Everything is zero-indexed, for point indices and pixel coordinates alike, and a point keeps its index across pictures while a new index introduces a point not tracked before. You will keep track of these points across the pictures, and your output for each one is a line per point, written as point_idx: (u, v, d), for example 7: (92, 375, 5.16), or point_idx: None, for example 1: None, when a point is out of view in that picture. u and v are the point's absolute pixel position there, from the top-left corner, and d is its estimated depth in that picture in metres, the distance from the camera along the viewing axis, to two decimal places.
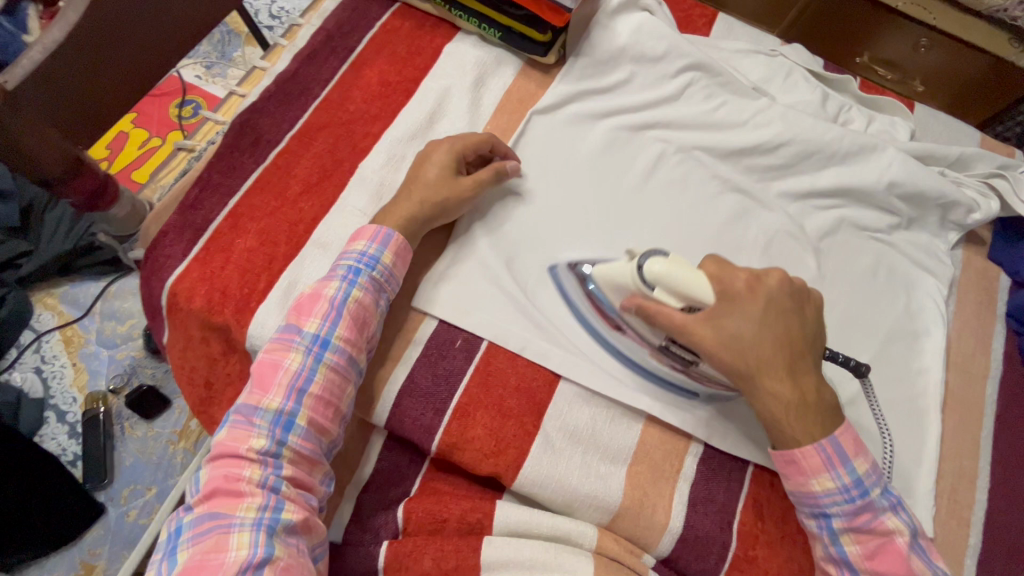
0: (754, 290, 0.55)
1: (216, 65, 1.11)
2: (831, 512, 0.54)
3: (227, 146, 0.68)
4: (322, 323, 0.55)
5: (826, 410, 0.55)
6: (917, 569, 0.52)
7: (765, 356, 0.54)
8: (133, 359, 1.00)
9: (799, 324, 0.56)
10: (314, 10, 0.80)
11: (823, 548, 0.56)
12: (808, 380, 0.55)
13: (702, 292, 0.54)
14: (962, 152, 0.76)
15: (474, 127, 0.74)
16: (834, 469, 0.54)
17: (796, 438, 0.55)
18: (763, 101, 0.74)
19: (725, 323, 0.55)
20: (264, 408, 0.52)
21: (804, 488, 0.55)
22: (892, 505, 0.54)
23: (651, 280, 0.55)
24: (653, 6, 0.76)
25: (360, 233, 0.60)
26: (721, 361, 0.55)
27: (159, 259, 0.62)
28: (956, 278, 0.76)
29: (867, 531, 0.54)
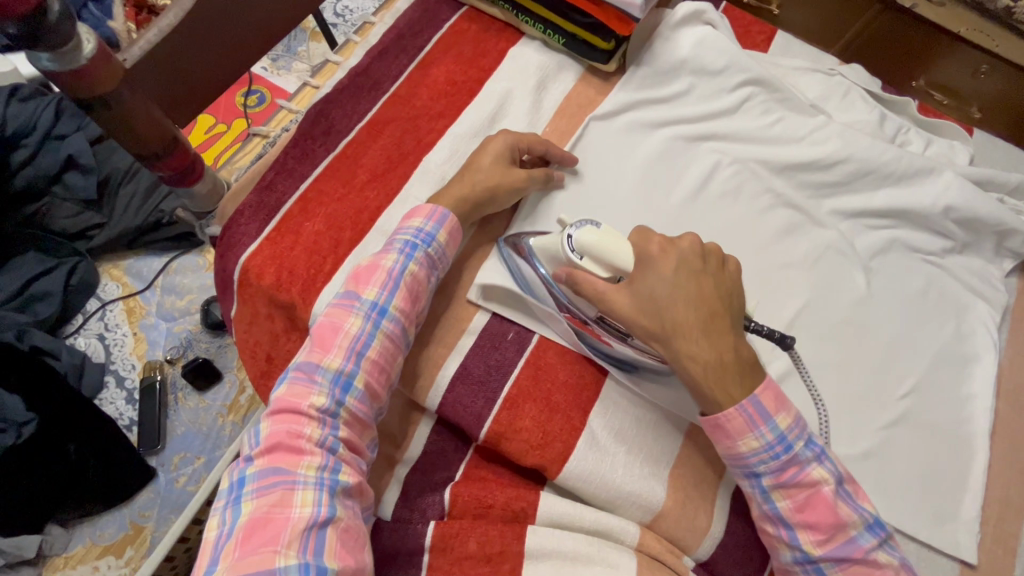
0: (666, 254, 0.57)
1: (281, 58, 1.15)
2: (761, 472, 0.54)
3: (300, 134, 0.71)
4: (380, 292, 0.57)
5: (745, 367, 0.55)
6: (845, 514, 0.53)
7: (680, 320, 0.55)
8: (189, 332, 1.04)
9: (711, 287, 0.57)
10: (386, 10, 0.84)
11: (760, 506, 0.56)
12: (724, 339, 0.55)
13: (626, 260, 0.57)
14: (1022, 180, 0.76)
15: (534, 128, 0.76)
16: (757, 428, 0.54)
17: (716, 398, 0.54)
18: (821, 119, 0.74)
19: (640, 284, 0.56)
20: (325, 366, 0.54)
21: (733, 452, 0.55)
22: (816, 455, 0.54)
23: (579, 249, 0.57)
24: (716, 21, 0.78)
25: (416, 211, 0.62)
26: (639, 325, 0.56)
27: (234, 236, 0.65)
28: (1009, 306, 0.75)
29: (794, 484, 0.54)
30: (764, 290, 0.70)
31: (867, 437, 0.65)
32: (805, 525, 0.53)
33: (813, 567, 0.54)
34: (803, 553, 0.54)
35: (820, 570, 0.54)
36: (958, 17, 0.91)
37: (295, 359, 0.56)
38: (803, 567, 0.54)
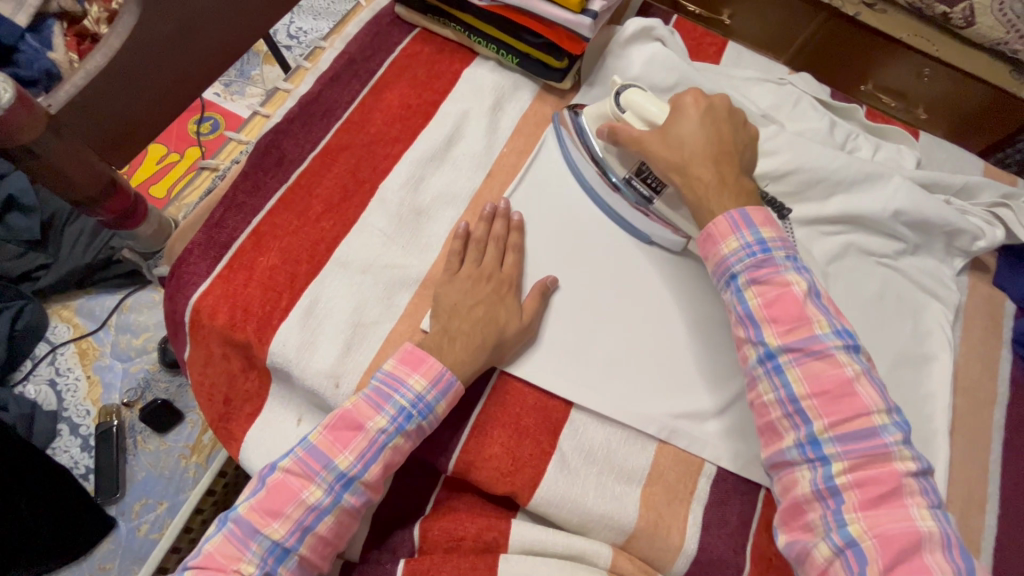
0: (698, 103, 0.64)
1: (234, 83, 1.13)
2: (737, 271, 0.57)
3: (250, 166, 0.69)
4: (354, 462, 0.54)
5: (745, 193, 0.60)
6: (812, 313, 0.54)
7: (695, 150, 0.61)
8: (147, 372, 1.00)
9: (731, 132, 0.63)
10: (337, 34, 0.82)
11: (735, 311, 0.58)
12: (730, 170, 0.61)
13: (659, 112, 0.64)
14: (966, 180, 0.78)
15: (490, 149, 0.75)
16: (739, 231, 0.57)
17: (712, 212, 0.59)
18: (772, 129, 0.76)
19: (671, 128, 0.63)
20: (265, 534, 0.52)
21: (714, 253, 0.58)
22: (794, 264, 0.56)
23: (625, 103, 0.66)
24: (666, 36, 0.78)
25: (421, 367, 0.57)
26: (662, 159, 0.63)
27: (183, 276, 0.63)
28: (962, 304, 0.76)
29: (767, 282, 0.56)
30: None
31: None
32: (770, 319, 0.55)
33: (773, 364, 0.54)
34: (765, 348, 0.54)
35: (779, 367, 0.54)
36: (899, 24, 0.94)
37: (236, 505, 0.53)
38: (763, 366, 0.55)
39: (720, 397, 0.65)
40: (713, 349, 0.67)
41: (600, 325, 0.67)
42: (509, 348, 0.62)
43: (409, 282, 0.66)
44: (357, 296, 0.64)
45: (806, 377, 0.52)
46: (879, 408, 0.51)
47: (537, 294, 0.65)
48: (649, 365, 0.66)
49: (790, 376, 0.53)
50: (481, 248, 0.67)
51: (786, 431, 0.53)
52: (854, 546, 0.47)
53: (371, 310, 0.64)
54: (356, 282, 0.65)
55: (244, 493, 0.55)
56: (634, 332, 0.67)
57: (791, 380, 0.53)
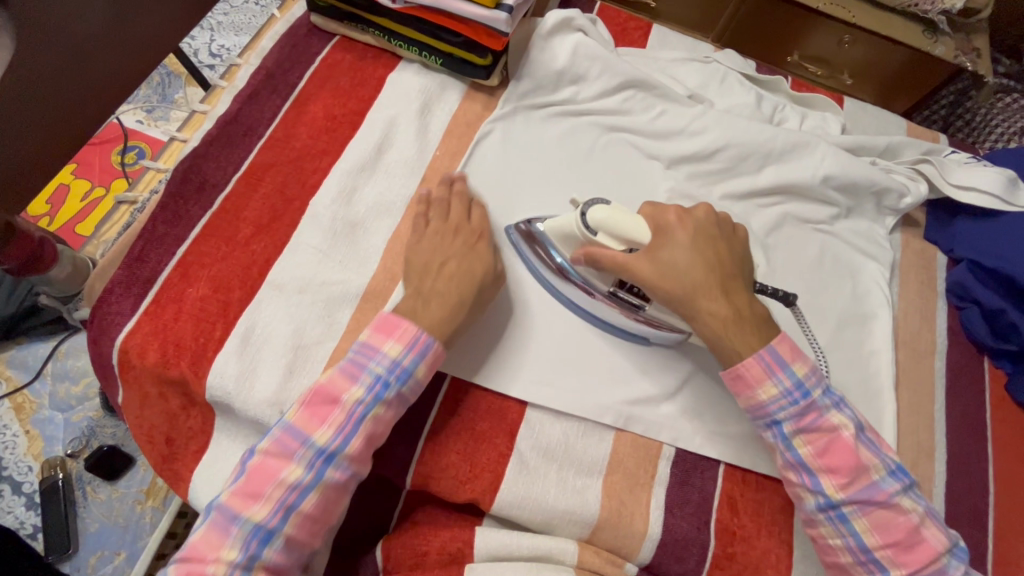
0: (683, 222, 0.60)
1: (157, 108, 1.10)
2: (780, 419, 0.56)
3: (170, 194, 0.66)
4: (334, 435, 0.53)
5: (761, 321, 0.58)
6: (866, 458, 0.54)
7: (698, 280, 0.58)
8: (91, 419, 0.96)
9: (727, 251, 0.60)
10: (252, 50, 0.79)
11: (783, 456, 0.57)
12: (740, 297, 0.58)
13: (642, 232, 0.58)
14: (889, 141, 0.80)
15: (422, 153, 0.74)
16: (775, 375, 0.56)
17: (738, 352, 0.57)
18: (699, 108, 0.77)
19: (659, 253, 0.59)
20: (246, 516, 0.51)
21: (753, 401, 0.57)
22: (835, 403, 0.56)
23: (593, 225, 0.60)
24: (587, 27, 0.78)
25: (394, 334, 0.57)
26: (662, 291, 0.58)
27: (107, 316, 0.60)
28: (897, 261, 0.79)
29: (813, 429, 0.55)
30: None
31: None
32: (827, 469, 0.54)
33: (836, 513, 0.54)
34: (825, 499, 0.54)
35: (843, 516, 0.54)
36: None
37: (218, 495, 0.53)
38: (825, 514, 0.55)
39: (671, 379, 0.65)
40: (660, 331, 0.68)
41: (545, 321, 0.67)
42: (488, 300, 0.63)
43: (350, 297, 0.64)
44: (296, 318, 0.62)
45: (875, 527, 0.53)
46: (943, 545, 0.53)
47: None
48: (600, 355, 0.66)
49: (857, 525, 0.54)
50: (445, 210, 0.66)
51: (860, 574, 0.54)
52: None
53: (311, 330, 0.62)
54: (294, 304, 0.63)
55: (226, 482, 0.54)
56: (583, 324, 0.67)
57: (859, 530, 0.54)
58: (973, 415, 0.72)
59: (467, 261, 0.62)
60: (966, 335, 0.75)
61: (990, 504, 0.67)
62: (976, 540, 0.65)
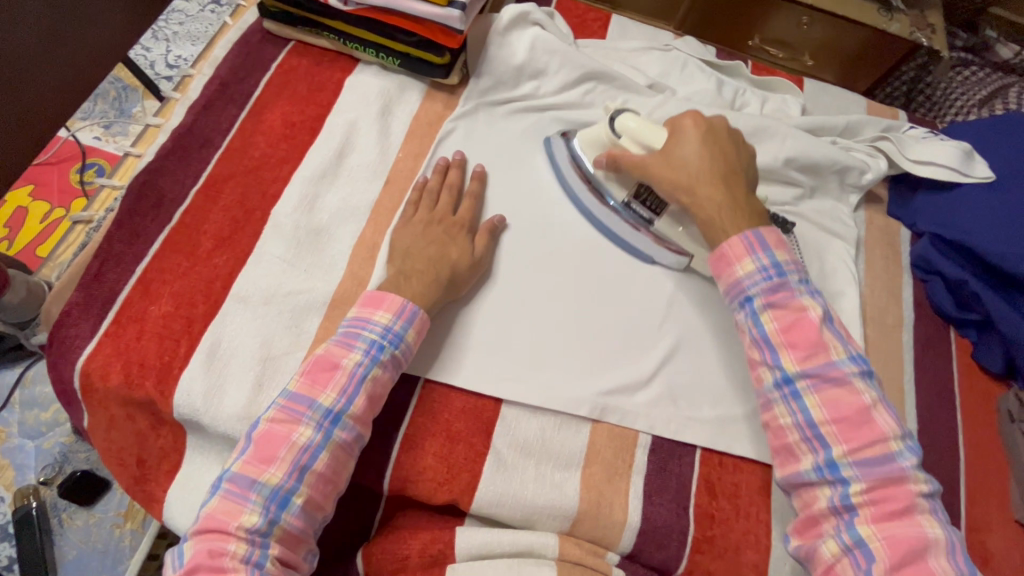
0: (697, 125, 0.65)
1: (115, 124, 1.08)
2: (752, 293, 0.58)
3: (125, 212, 0.65)
4: (337, 398, 0.54)
5: (755, 212, 0.62)
6: (828, 338, 0.55)
7: (700, 172, 0.63)
8: (63, 445, 0.94)
9: (734, 152, 0.64)
10: (204, 58, 0.78)
11: (749, 334, 0.58)
12: (738, 190, 0.63)
13: (658, 134, 0.66)
14: (848, 120, 0.81)
15: (385, 156, 0.73)
16: (754, 254, 0.59)
17: (725, 231, 0.61)
18: (660, 97, 0.78)
19: (672, 151, 0.64)
20: (263, 482, 0.50)
21: (730, 277, 0.60)
22: (808, 290, 0.58)
23: (619, 130, 0.68)
24: (543, 20, 0.78)
25: (384, 304, 0.58)
26: (668, 184, 0.64)
27: (65, 340, 0.59)
28: (861, 238, 0.80)
29: (783, 306, 0.57)
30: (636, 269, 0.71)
31: None
32: (788, 344, 0.56)
33: (791, 390, 0.55)
34: (782, 372, 0.56)
35: (797, 392, 0.55)
36: None
37: (228, 467, 0.52)
38: (780, 392, 0.56)
39: (645, 367, 0.66)
40: (632, 321, 0.68)
41: (516, 317, 0.67)
42: (464, 284, 0.65)
43: (318, 305, 0.64)
44: (263, 330, 0.62)
45: (825, 403, 0.54)
46: (893, 433, 0.53)
47: (486, 233, 0.68)
48: (574, 349, 0.66)
49: (808, 402, 0.54)
50: (434, 198, 0.69)
51: (803, 454, 0.54)
52: (863, 546, 0.50)
53: (279, 341, 0.62)
54: (261, 316, 0.62)
55: (234, 455, 0.53)
56: (555, 318, 0.67)
57: (809, 405, 0.54)
58: (942, 384, 0.73)
59: (435, 267, 0.63)
60: (932, 306, 0.76)
61: (962, 471, 0.68)
62: (952, 508, 0.66)
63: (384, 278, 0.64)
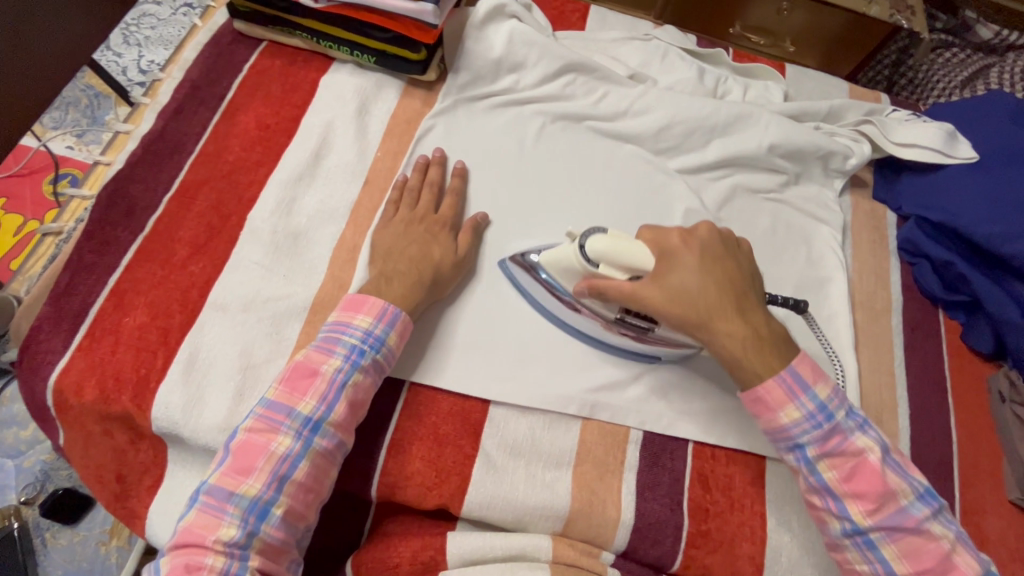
0: (688, 243, 0.57)
1: (87, 132, 1.06)
2: (803, 442, 0.54)
3: (95, 221, 0.63)
4: (317, 405, 0.53)
5: (779, 339, 0.56)
6: (893, 482, 0.52)
7: (711, 302, 0.55)
8: (44, 463, 0.92)
9: (735, 267, 0.58)
10: (174, 62, 0.76)
11: (806, 480, 0.55)
12: (756, 316, 0.56)
13: (643, 259, 0.55)
14: (831, 104, 0.81)
15: (363, 156, 0.72)
16: (797, 399, 0.54)
17: (758, 374, 0.54)
18: (641, 88, 0.77)
19: (668, 279, 0.56)
20: (240, 493, 0.49)
21: (774, 424, 0.55)
22: (859, 425, 0.54)
23: (594, 258, 0.57)
24: (520, 12, 0.77)
25: (364, 308, 0.57)
26: (673, 316, 0.55)
27: (37, 356, 0.58)
28: (848, 223, 0.79)
29: (838, 453, 0.53)
30: None
31: None
32: (853, 494, 0.52)
33: (864, 539, 0.53)
34: (851, 525, 0.52)
35: (871, 542, 0.52)
36: None
37: (205, 479, 0.51)
38: (852, 541, 0.53)
39: (634, 361, 0.65)
40: None
41: (501, 316, 0.65)
42: (448, 284, 0.63)
43: (298, 310, 0.62)
44: (242, 338, 0.60)
45: (903, 553, 0.51)
46: (978, 573, 0.51)
47: (469, 230, 0.67)
48: (561, 346, 0.65)
49: (885, 551, 0.52)
50: (414, 198, 0.68)
51: None
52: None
53: (260, 349, 0.60)
54: (240, 324, 0.61)
55: (211, 466, 0.52)
56: (540, 316, 0.66)
57: (887, 556, 0.52)
58: (933, 367, 0.72)
59: (417, 267, 0.61)
60: (921, 289, 0.76)
61: (955, 454, 0.68)
62: (947, 492, 0.66)
63: (366, 279, 0.63)
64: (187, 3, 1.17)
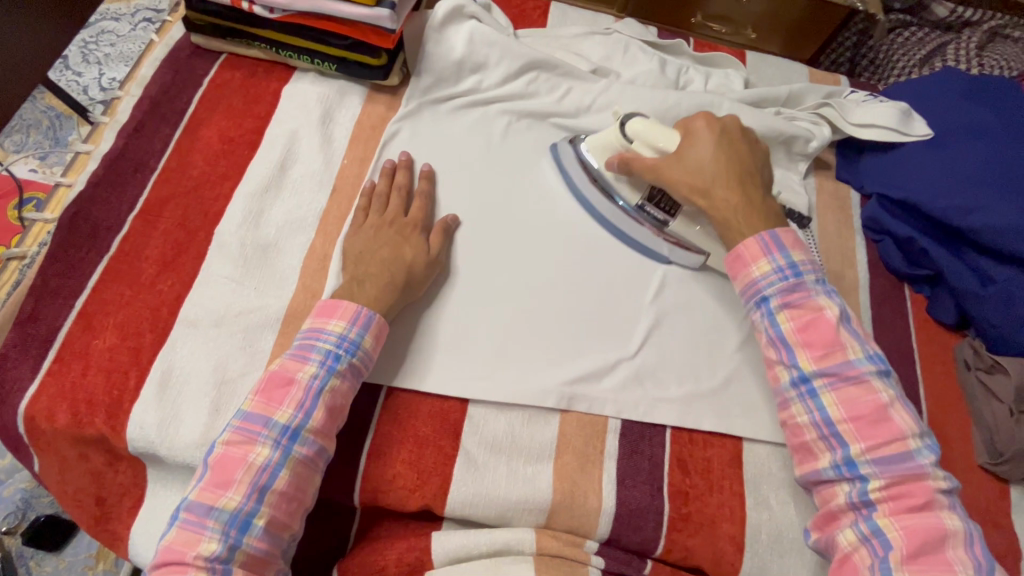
0: (711, 128, 0.67)
1: (50, 154, 1.05)
2: (769, 295, 0.60)
3: (58, 246, 0.63)
4: (294, 413, 0.53)
5: (770, 212, 0.64)
6: (845, 337, 0.56)
7: (720, 174, 0.64)
8: (24, 491, 0.91)
9: (747, 152, 0.67)
10: (131, 79, 0.75)
11: (766, 334, 0.60)
12: (754, 191, 0.64)
13: (668, 138, 0.66)
14: (790, 89, 0.82)
15: (329, 163, 0.72)
16: (770, 254, 0.60)
17: (743, 233, 0.62)
18: (603, 82, 0.78)
19: (687, 154, 0.65)
20: (220, 507, 0.49)
21: (745, 276, 0.61)
22: (824, 290, 0.59)
23: (631, 134, 0.68)
24: (479, 13, 0.77)
25: (336, 313, 0.57)
26: (685, 185, 0.65)
27: (5, 383, 0.57)
28: (813, 204, 0.81)
29: (800, 307, 0.58)
30: (593, 255, 0.71)
31: (725, 363, 0.67)
32: (804, 344, 0.57)
33: (808, 388, 0.57)
34: (799, 371, 0.57)
35: (814, 390, 0.56)
36: None
37: (186, 495, 0.51)
38: (796, 389, 0.57)
39: (608, 352, 0.66)
40: (591, 308, 0.68)
41: (476, 315, 0.66)
42: (420, 284, 0.63)
43: (271, 322, 0.62)
44: (215, 353, 0.60)
45: (842, 401, 0.55)
46: (913, 432, 0.54)
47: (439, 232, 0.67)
48: (536, 341, 0.66)
49: (824, 399, 0.56)
50: (383, 202, 0.68)
51: (821, 451, 0.56)
52: (880, 536, 0.51)
53: (234, 362, 0.60)
54: (212, 339, 0.60)
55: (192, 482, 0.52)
56: (514, 312, 0.67)
57: (826, 403, 0.56)
58: (901, 341, 0.74)
59: (389, 268, 0.62)
60: (886, 265, 0.78)
61: (925, 423, 0.69)
62: None
63: (340, 283, 0.63)
64: (145, 17, 1.15)
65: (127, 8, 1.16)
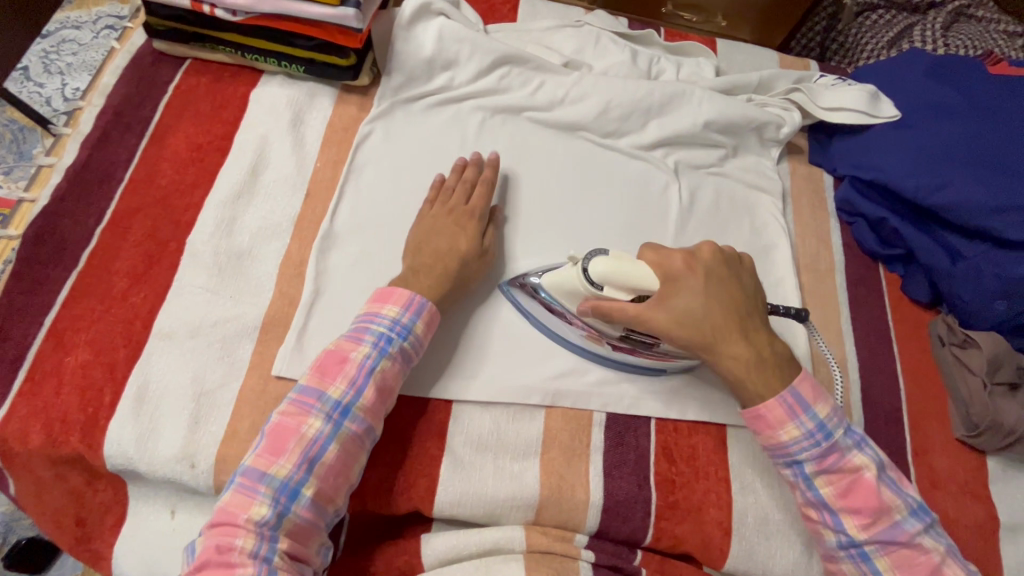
0: (693, 267, 0.58)
1: (15, 168, 1.02)
2: (803, 459, 0.56)
3: (25, 262, 0.61)
4: (347, 390, 0.53)
5: (782, 361, 0.58)
6: (889, 499, 0.54)
7: (718, 324, 0.57)
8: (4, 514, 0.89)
9: (739, 289, 0.59)
10: (94, 88, 0.73)
11: (802, 494, 0.57)
12: (760, 338, 0.58)
13: (647, 281, 0.56)
14: (761, 75, 0.83)
15: (301, 167, 0.71)
16: (797, 418, 0.55)
17: (760, 393, 0.56)
18: (576, 75, 0.77)
19: (674, 301, 0.57)
20: (272, 473, 0.49)
21: (774, 441, 0.56)
22: (856, 443, 0.56)
23: (598, 280, 0.57)
24: (448, 9, 0.76)
25: (390, 297, 0.58)
26: (680, 339, 0.57)
27: None
28: (788, 189, 0.82)
29: (837, 470, 0.55)
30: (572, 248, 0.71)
31: None
32: (849, 509, 0.54)
33: (858, 551, 0.55)
34: (846, 537, 0.55)
35: (866, 554, 0.54)
36: None
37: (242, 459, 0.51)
38: (847, 552, 0.55)
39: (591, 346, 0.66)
40: None
41: (457, 315, 0.66)
42: (474, 276, 0.64)
43: (248, 331, 0.61)
44: (192, 365, 0.59)
45: (896, 565, 0.54)
46: None
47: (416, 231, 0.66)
48: (519, 338, 0.66)
49: (879, 563, 0.54)
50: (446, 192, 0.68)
51: None
52: None
53: (211, 374, 0.59)
54: (188, 351, 0.59)
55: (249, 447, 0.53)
56: (496, 310, 0.66)
57: (880, 568, 0.54)
58: (878, 321, 0.75)
59: (444, 261, 0.62)
60: (861, 247, 0.79)
61: (904, 400, 0.71)
62: (899, 439, 0.69)
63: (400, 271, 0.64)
64: (108, 25, 1.13)
65: (88, 16, 1.13)
